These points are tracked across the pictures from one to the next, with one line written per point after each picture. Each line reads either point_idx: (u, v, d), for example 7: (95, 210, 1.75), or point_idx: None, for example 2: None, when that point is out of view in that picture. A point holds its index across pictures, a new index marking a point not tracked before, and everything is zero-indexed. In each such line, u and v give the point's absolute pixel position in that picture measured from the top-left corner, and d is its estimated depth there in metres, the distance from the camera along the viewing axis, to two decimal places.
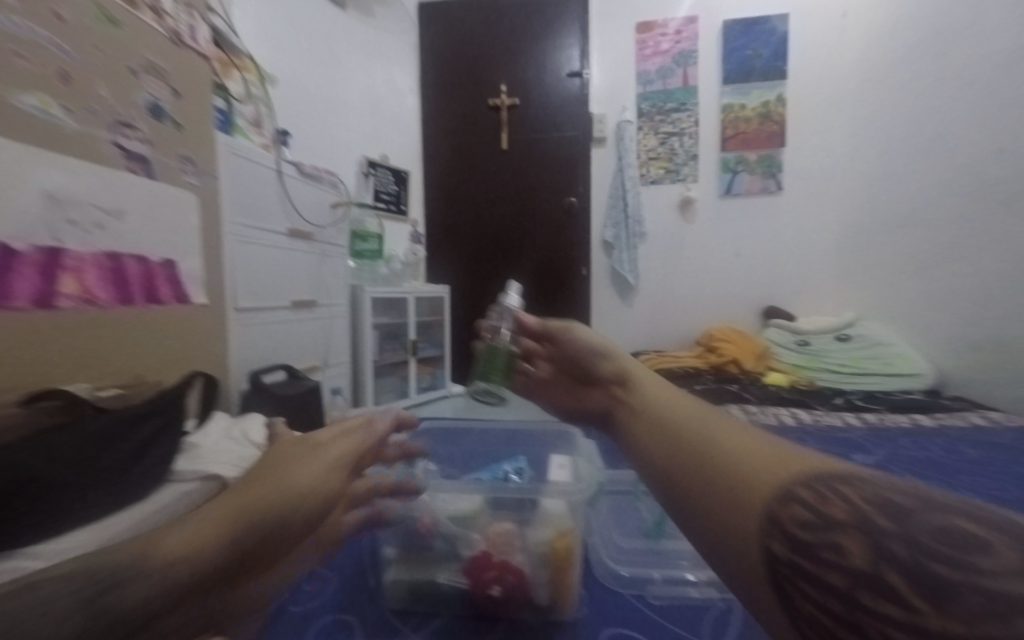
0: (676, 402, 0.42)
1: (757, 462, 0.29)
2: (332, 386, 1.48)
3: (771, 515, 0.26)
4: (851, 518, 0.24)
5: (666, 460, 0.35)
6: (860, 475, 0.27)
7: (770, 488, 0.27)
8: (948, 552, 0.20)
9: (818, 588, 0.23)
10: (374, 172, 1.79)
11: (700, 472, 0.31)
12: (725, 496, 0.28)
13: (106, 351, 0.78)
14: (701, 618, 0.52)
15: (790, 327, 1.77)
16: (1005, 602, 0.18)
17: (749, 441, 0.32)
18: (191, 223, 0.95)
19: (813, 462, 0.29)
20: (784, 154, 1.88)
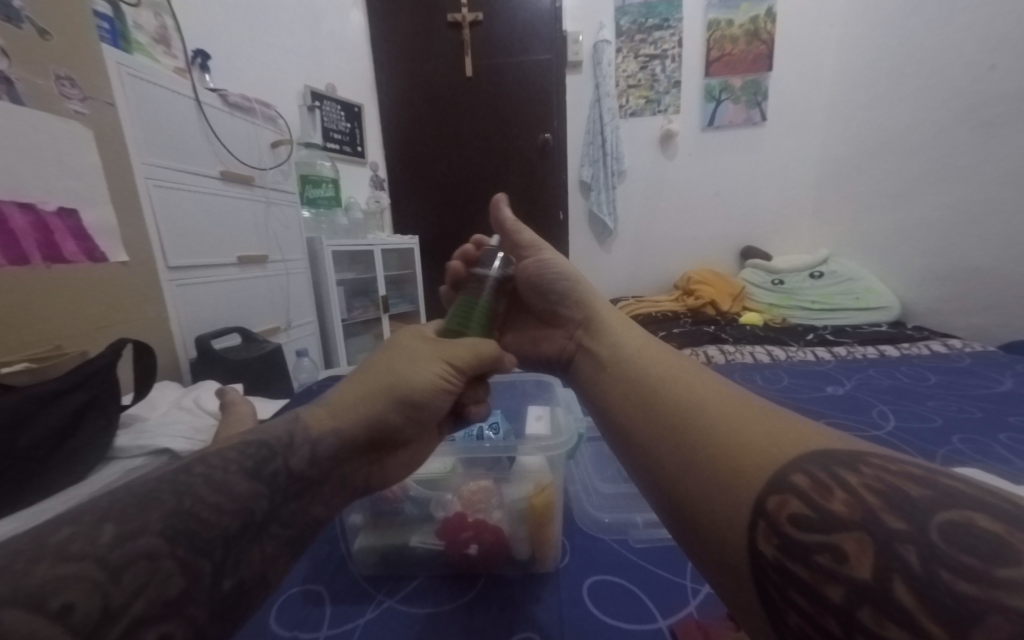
0: (658, 361, 0.41)
1: (747, 441, 0.28)
2: (298, 348, 1.39)
3: (760, 508, 0.25)
4: (854, 516, 0.22)
5: (648, 438, 0.34)
6: (864, 453, 0.25)
7: (759, 475, 0.26)
8: (968, 562, 0.18)
9: (805, 595, 0.22)
10: (320, 106, 1.56)
11: (685, 455, 0.31)
12: (715, 483, 0.28)
13: (12, 320, 0.69)
14: (686, 562, 0.48)
15: (766, 266, 1.74)
16: None
17: (740, 417, 0.30)
18: (90, 161, 0.81)
19: (805, 436, 0.27)
20: (770, 79, 1.75)
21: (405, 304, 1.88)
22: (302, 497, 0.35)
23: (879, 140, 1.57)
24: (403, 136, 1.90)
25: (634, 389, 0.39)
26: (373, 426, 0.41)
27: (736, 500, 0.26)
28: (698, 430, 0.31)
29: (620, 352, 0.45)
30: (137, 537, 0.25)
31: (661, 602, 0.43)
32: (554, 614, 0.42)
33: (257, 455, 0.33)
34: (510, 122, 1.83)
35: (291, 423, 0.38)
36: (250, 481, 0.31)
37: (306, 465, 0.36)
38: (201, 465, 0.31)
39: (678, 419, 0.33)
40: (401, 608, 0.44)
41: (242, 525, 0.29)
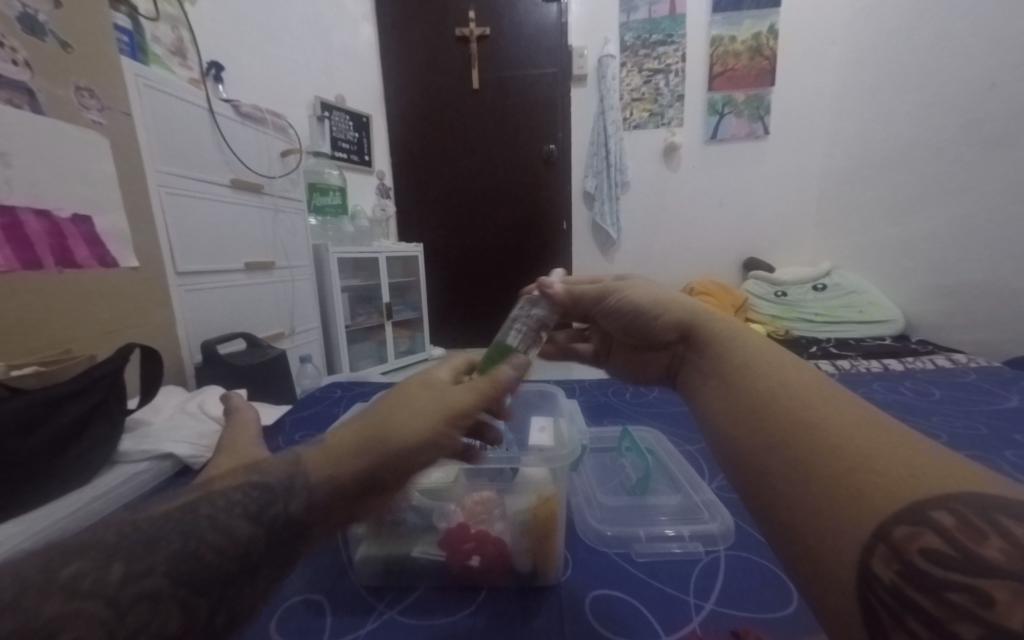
0: (778, 371, 0.35)
1: (887, 466, 0.25)
2: (302, 354, 1.39)
3: (888, 536, 0.23)
4: (1011, 565, 0.20)
5: (754, 439, 0.32)
6: (1012, 499, 0.22)
7: (886, 503, 0.24)
8: None
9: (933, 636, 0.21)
10: (329, 116, 1.59)
11: (798, 464, 0.28)
12: (835, 498, 0.26)
13: (26, 324, 0.71)
14: (689, 575, 0.48)
15: (768, 278, 1.75)
16: None
17: (875, 442, 0.27)
18: (106, 170, 0.83)
19: (952, 471, 0.24)
20: (772, 94, 1.77)
21: (408, 310, 1.89)
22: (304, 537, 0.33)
23: (883, 155, 1.58)
24: (409, 146, 1.92)
25: (739, 387, 0.36)
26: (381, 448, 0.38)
27: (859, 520, 0.24)
28: (815, 444, 0.28)
29: (700, 362, 0.41)
30: (143, 579, 0.25)
31: (663, 618, 0.43)
32: (557, 628, 0.42)
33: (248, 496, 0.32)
34: (515, 134, 1.85)
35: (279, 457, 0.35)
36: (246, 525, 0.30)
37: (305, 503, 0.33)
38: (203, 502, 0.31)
39: (788, 426, 0.30)
40: (404, 619, 0.44)
41: (242, 567, 0.28)
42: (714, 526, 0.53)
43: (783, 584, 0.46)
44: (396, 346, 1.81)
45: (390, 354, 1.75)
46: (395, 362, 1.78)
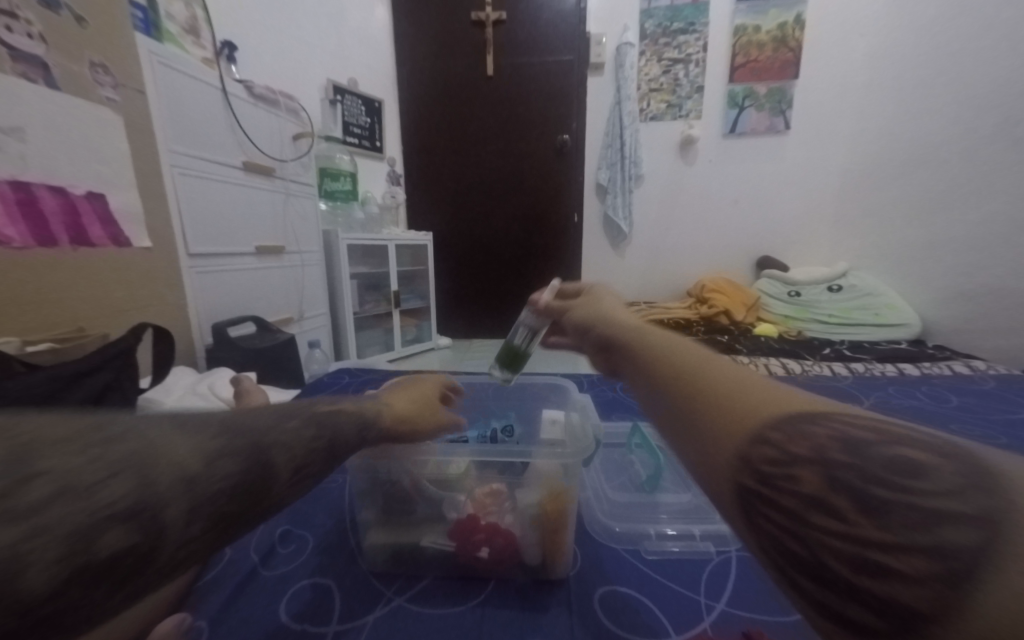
0: (651, 333, 0.37)
1: (723, 391, 0.26)
2: (310, 339, 1.40)
3: (740, 456, 0.23)
4: (807, 452, 0.21)
5: (644, 387, 0.32)
6: (814, 406, 0.24)
7: (740, 424, 0.24)
8: (899, 480, 0.19)
9: (788, 552, 0.21)
10: (341, 100, 1.57)
11: (664, 404, 0.29)
12: (694, 427, 0.26)
13: (42, 301, 0.71)
14: (699, 575, 0.47)
15: (782, 277, 1.72)
16: (942, 520, 0.17)
17: (716, 375, 0.28)
18: (119, 148, 0.83)
19: (769, 389, 0.26)
20: (795, 87, 1.73)
21: (417, 300, 1.88)
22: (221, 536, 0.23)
23: (907, 153, 1.54)
24: (421, 133, 1.90)
25: (637, 345, 0.36)
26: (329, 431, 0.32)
27: (716, 442, 0.24)
28: (688, 380, 0.28)
29: (611, 329, 0.42)
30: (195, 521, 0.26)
31: (673, 616, 0.42)
32: (565, 622, 0.42)
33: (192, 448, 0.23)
34: (529, 123, 1.83)
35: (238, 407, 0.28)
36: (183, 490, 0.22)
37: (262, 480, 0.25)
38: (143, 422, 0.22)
39: (658, 367, 0.31)
40: (411, 607, 0.44)
41: None
42: (724, 526, 0.53)
43: None
44: (404, 335, 1.81)
45: (397, 343, 1.75)
46: (402, 351, 1.78)
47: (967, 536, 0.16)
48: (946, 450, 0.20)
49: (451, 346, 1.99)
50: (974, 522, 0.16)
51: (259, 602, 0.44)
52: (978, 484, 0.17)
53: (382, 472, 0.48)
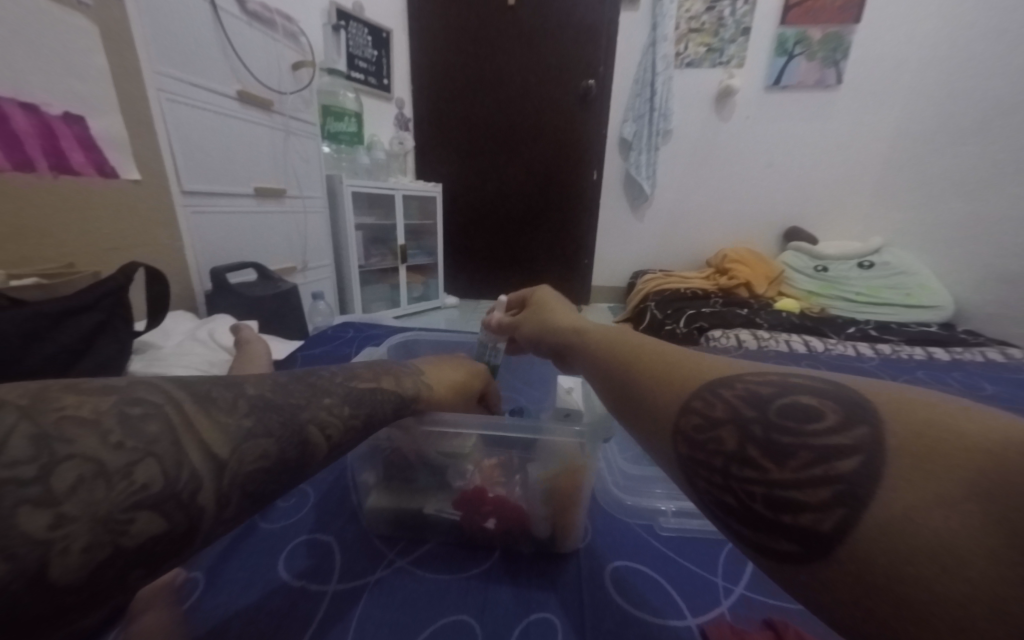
0: (599, 330, 0.38)
1: (661, 369, 0.29)
2: (313, 291, 1.35)
3: (675, 427, 0.25)
4: (724, 415, 0.23)
5: (598, 375, 0.34)
6: (734, 370, 0.26)
7: (672, 397, 0.26)
8: (795, 427, 0.21)
9: (721, 501, 0.23)
10: (346, 27, 1.43)
11: (617, 391, 0.31)
12: (642, 406, 0.28)
13: (26, 230, 0.67)
14: (716, 557, 0.43)
15: (810, 250, 1.62)
16: (832, 456, 0.19)
17: (654, 357, 0.30)
18: (96, 63, 0.75)
19: (698, 357, 0.28)
20: (854, 34, 1.55)
21: (424, 255, 1.81)
22: (89, 581, 0.18)
23: (968, 116, 1.40)
24: (435, 73, 1.76)
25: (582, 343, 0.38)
26: (281, 448, 0.26)
27: (660, 417, 0.26)
28: (631, 365, 0.31)
29: (557, 322, 0.44)
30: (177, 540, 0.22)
31: (689, 598, 0.39)
32: (573, 599, 0.39)
33: (67, 461, 0.19)
34: (552, 66, 1.68)
35: (162, 399, 0.23)
36: (39, 514, 0.17)
37: (149, 504, 0.20)
38: (25, 420, 0.19)
39: (608, 360, 0.33)
40: (412, 571, 0.41)
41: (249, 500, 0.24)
42: None
43: None
44: (410, 292, 1.75)
45: (402, 300, 1.70)
46: (408, 308, 1.73)
47: (852, 464, 0.19)
48: (831, 391, 0.22)
49: (458, 305, 1.94)
50: (856, 451, 0.19)
51: (255, 555, 0.42)
52: (855, 420, 0.20)
53: (383, 438, 0.44)
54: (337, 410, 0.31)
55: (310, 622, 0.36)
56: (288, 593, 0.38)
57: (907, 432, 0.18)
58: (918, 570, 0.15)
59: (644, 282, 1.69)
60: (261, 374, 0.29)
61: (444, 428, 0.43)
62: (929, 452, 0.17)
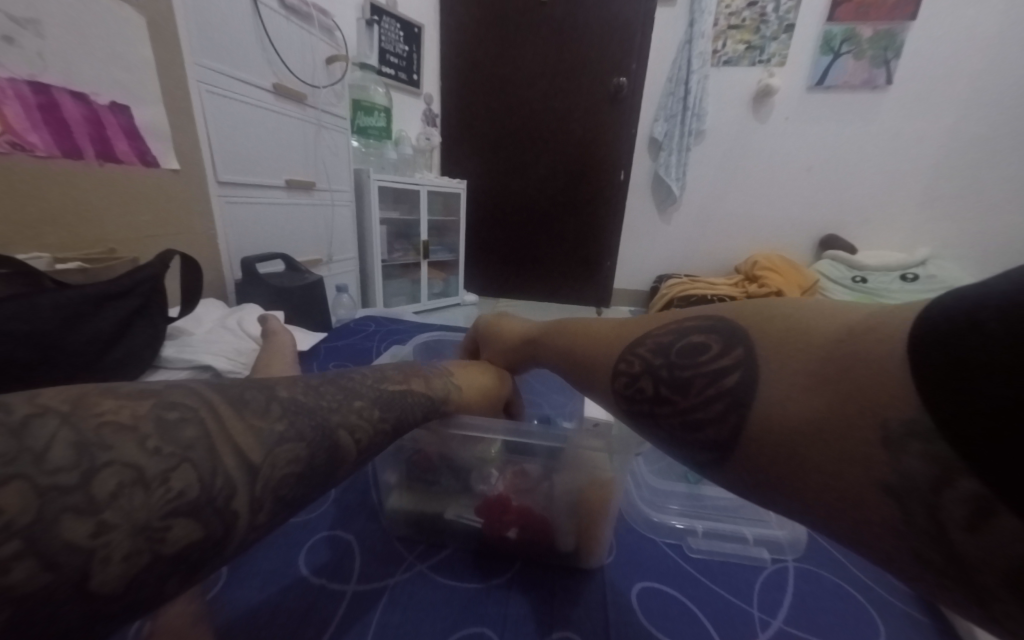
0: (550, 326, 0.44)
1: (600, 342, 0.35)
2: (338, 283, 1.36)
3: (612, 387, 0.31)
4: (641, 368, 0.29)
5: (559, 357, 0.39)
6: (643, 325, 0.31)
7: (611, 359, 0.32)
8: (688, 362, 0.26)
9: (661, 436, 0.28)
10: (379, 21, 1.44)
11: (575, 365, 0.36)
12: (592, 373, 0.34)
13: (73, 218, 0.69)
14: (752, 585, 0.41)
15: (847, 259, 1.56)
16: (715, 376, 0.25)
17: (594, 334, 0.36)
18: (142, 55, 0.77)
19: (622, 323, 0.34)
20: (908, 31, 1.47)
21: (445, 252, 1.81)
22: (129, 588, 0.18)
23: None
24: (465, 69, 1.75)
25: (542, 334, 0.45)
26: (311, 455, 0.25)
27: (602, 381, 0.32)
28: (582, 341, 0.37)
29: (512, 330, 0.50)
30: None
31: (721, 628, 0.37)
32: (599, 621, 0.37)
33: (107, 468, 0.18)
34: (584, 63, 1.65)
35: (198, 402, 0.23)
36: (80, 523, 0.17)
37: (185, 512, 0.20)
38: (66, 427, 0.18)
39: (565, 345, 0.39)
40: (432, 576, 0.41)
41: (279, 509, 0.24)
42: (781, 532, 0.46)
43: (867, 613, 0.39)
44: (430, 288, 1.76)
45: (423, 296, 1.70)
46: (428, 304, 1.74)
47: (733, 378, 0.24)
48: (714, 323, 0.27)
49: (477, 303, 1.94)
50: (734, 367, 0.24)
51: (276, 548, 0.42)
52: (732, 344, 0.25)
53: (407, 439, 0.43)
54: (363, 414, 0.30)
55: (328, 623, 0.36)
56: (309, 589, 0.38)
57: (772, 343, 0.23)
58: (797, 450, 0.20)
59: (669, 287, 1.65)
60: (293, 376, 0.29)
61: (469, 433, 0.42)
62: (791, 352, 0.22)
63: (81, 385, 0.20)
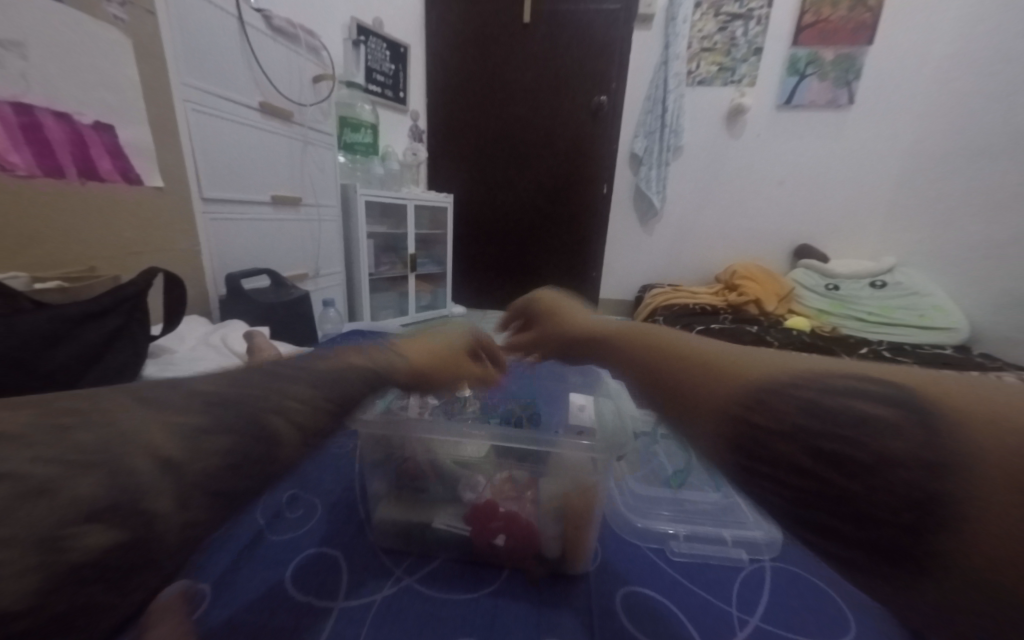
0: (627, 340, 0.36)
1: (701, 373, 0.26)
2: (324, 298, 1.36)
3: (721, 435, 0.23)
4: (777, 427, 0.21)
5: (637, 381, 0.32)
6: (775, 367, 0.23)
7: (718, 396, 0.24)
8: (863, 438, 0.18)
9: (787, 514, 0.20)
10: (366, 42, 1.48)
11: (660, 396, 0.28)
12: (686, 410, 0.25)
13: (53, 237, 0.69)
14: (731, 586, 0.42)
15: (821, 268, 1.62)
16: (916, 471, 0.17)
17: (692, 364, 0.28)
18: (128, 75, 0.77)
19: (735, 357, 0.26)
20: (866, 55, 1.56)
21: (433, 265, 1.82)
22: (40, 604, 0.16)
23: (984, 137, 1.39)
24: (450, 87, 1.79)
25: (619, 344, 0.37)
26: (272, 438, 0.25)
27: (703, 424, 0.24)
28: (673, 359, 0.29)
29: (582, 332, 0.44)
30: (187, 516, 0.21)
31: (701, 627, 0.38)
32: (584, 627, 0.38)
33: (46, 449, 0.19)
34: (566, 82, 1.71)
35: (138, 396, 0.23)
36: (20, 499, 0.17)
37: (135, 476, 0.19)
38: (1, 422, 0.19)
39: (647, 367, 0.31)
40: (419, 589, 0.41)
41: None
42: (758, 533, 0.48)
43: (839, 609, 0.40)
44: (418, 301, 1.76)
45: (410, 308, 1.71)
46: (416, 316, 1.74)
47: (953, 483, 0.16)
48: (901, 395, 0.19)
49: (465, 315, 1.95)
50: (948, 468, 0.16)
51: (262, 566, 0.42)
52: (945, 432, 0.17)
53: (395, 445, 0.45)
54: (327, 392, 0.29)
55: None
56: (296, 607, 0.39)
57: (1013, 447, 0.16)
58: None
59: (653, 296, 1.69)
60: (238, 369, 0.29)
61: (459, 437, 0.43)
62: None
63: (81, 397, 0.21)
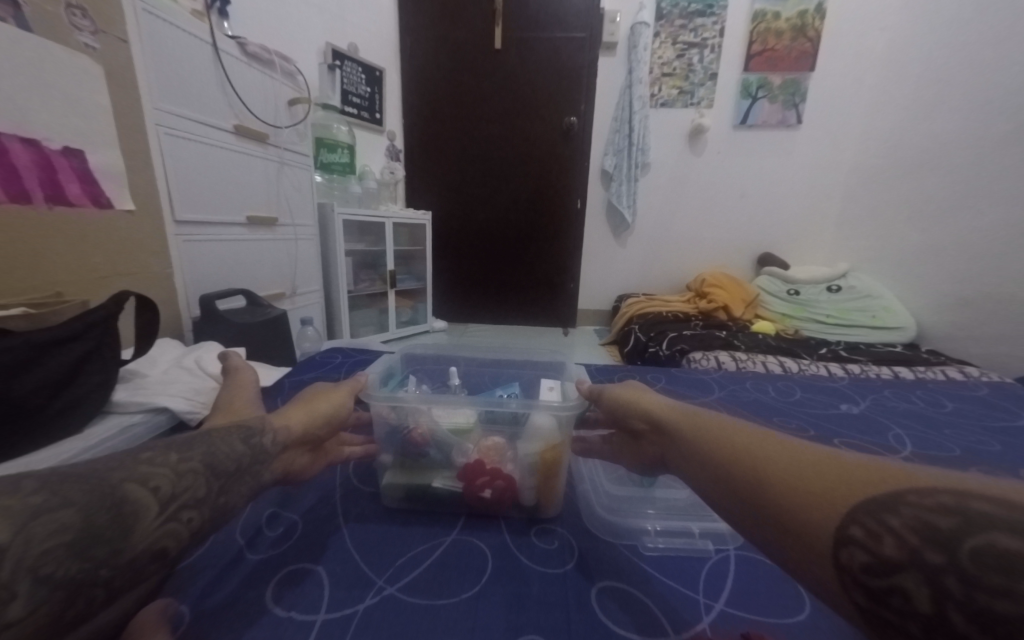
0: (709, 432, 0.41)
1: (803, 489, 0.30)
2: (303, 316, 1.36)
3: (837, 560, 0.26)
4: (903, 556, 0.24)
5: (722, 477, 0.36)
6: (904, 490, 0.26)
7: (833, 522, 0.27)
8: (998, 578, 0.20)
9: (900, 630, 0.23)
10: (341, 66, 1.51)
11: (764, 501, 0.32)
12: (797, 525, 0.29)
13: (20, 263, 0.68)
14: (699, 573, 0.45)
15: (783, 275, 1.71)
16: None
17: (793, 472, 0.32)
18: (98, 100, 0.78)
19: (852, 471, 0.30)
20: (810, 80, 1.70)
21: (412, 281, 1.83)
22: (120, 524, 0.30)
23: (912, 150, 1.50)
24: (424, 108, 1.83)
25: (698, 442, 0.40)
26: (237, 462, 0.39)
27: (822, 524, 0.28)
28: (766, 468, 0.33)
29: (650, 407, 0.47)
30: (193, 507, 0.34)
31: (671, 615, 0.41)
32: (561, 624, 0.40)
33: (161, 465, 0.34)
34: (536, 104, 1.77)
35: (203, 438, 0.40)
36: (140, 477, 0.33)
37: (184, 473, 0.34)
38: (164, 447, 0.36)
39: (739, 467, 0.35)
40: (401, 598, 0.42)
41: None
42: (723, 525, 0.51)
43: (795, 588, 0.44)
44: (398, 316, 1.77)
45: (391, 324, 1.71)
46: (396, 332, 1.74)
47: None
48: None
49: (446, 330, 1.97)
50: None
51: (242, 587, 0.42)
52: None
53: (399, 417, 0.51)
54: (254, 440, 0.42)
55: None
56: (278, 623, 0.39)
57: None
58: None
59: (627, 306, 1.75)
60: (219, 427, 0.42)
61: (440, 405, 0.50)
62: None
63: None
